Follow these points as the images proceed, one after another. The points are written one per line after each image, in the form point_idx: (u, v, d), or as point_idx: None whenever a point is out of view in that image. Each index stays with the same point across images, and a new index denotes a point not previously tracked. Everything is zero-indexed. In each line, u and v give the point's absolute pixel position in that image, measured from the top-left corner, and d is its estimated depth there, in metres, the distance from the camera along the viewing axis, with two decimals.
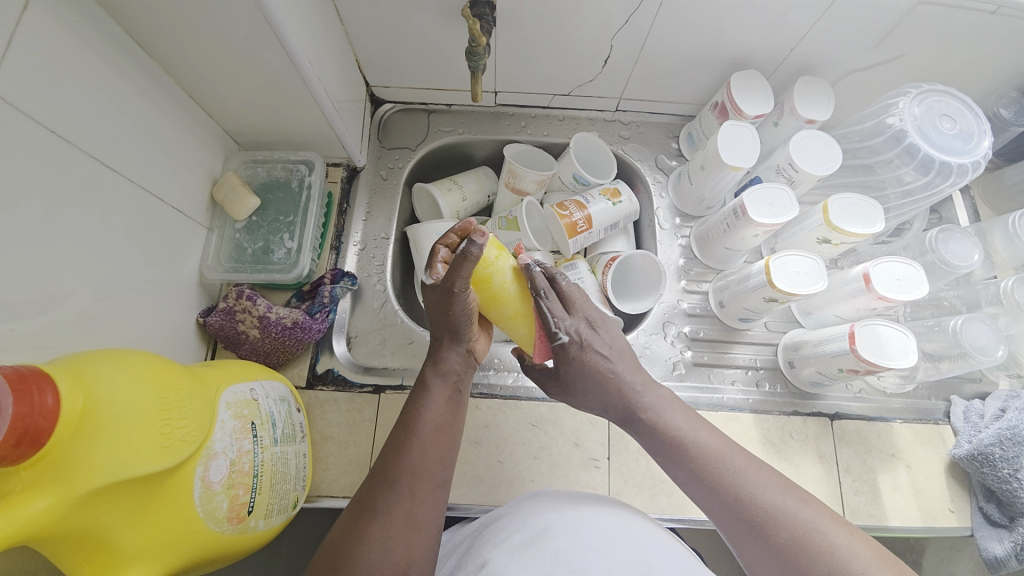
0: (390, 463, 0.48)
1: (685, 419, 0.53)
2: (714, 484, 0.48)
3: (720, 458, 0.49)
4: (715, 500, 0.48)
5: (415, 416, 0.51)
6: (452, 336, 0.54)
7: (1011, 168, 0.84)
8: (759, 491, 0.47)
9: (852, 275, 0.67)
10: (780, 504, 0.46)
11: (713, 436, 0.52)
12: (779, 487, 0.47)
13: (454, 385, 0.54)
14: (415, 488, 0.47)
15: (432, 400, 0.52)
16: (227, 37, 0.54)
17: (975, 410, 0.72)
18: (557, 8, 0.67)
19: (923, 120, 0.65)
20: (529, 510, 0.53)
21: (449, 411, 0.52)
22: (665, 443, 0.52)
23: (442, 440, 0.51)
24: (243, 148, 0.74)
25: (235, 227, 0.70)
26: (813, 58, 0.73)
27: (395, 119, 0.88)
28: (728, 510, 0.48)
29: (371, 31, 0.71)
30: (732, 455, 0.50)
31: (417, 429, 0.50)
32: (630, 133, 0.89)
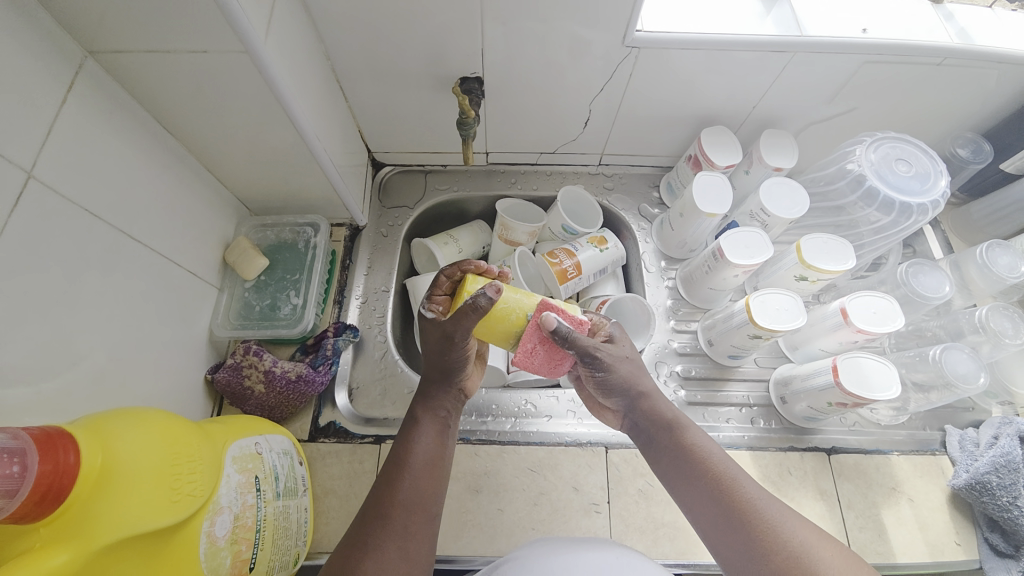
0: (387, 496, 0.51)
1: (707, 442, 0.55)
2: (722, 501, 0.51)
3: (734, 478, 0.52)
4: (718, 518, 0.50)
5: (406, 453, 0.54)
6: (442, 369, 0.57)
7: (976, 203, 0.87)
8: (768, 515, 0.49)
9: (830, 311, 0.71)
10: (797, 537, 0.48)
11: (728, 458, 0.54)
12: (787, 512, 0.50)
13: (444, 425, 0.57)
14: (407, 523, 0.50)
15: (425, 436, 0.55)
16: (244, 120, 0.60)
17: (970, 439, 0.72)
18: (539, 79, 0.75)
19: (879, 164, 0.70)
20: (529, 551, 0.54)
21: (440, 444, 0.56)
22: (691, 459, 0.53)
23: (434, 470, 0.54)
24: (253, 213, 0.79)
25: (244, 287, 0.73)
26: (775, 113, 0.80)
27: (395, 180, 0.94)
28: (732, 530, 0.50)
29: (372, 106, 0.79)
30: (745, 477, 0.52)
31: (410, 462, 0.53)
32: (614, 185, 0.95)
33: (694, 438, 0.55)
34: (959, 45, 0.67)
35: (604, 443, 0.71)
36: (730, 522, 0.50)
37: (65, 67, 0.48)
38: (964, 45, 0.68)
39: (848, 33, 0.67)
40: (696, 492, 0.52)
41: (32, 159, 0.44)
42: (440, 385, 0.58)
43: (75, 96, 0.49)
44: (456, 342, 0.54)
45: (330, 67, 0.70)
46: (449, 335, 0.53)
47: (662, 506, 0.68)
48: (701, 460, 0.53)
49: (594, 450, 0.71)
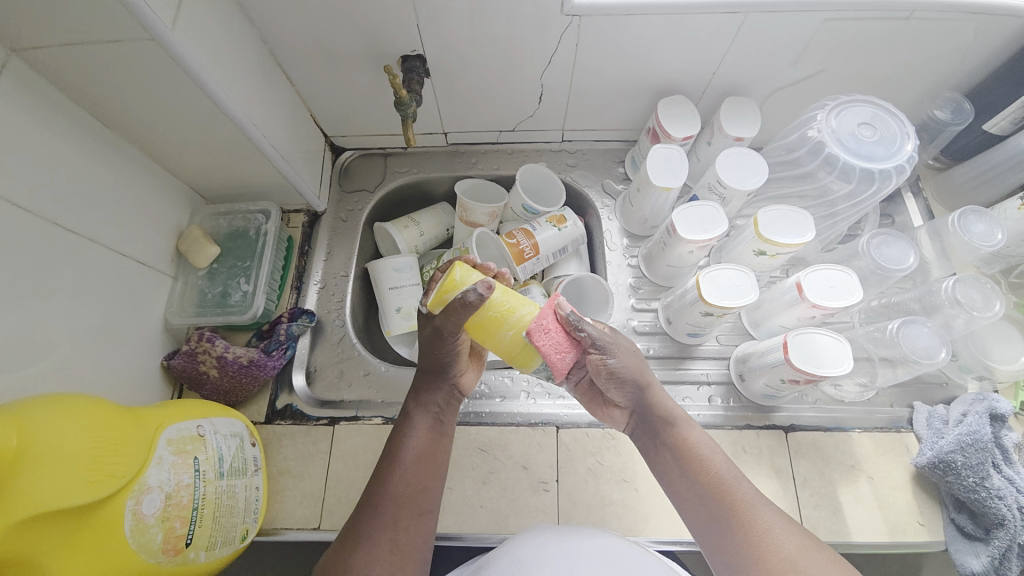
0: (376, 490, 0.53)
1: (702, 440, 0.53)
2: (710, 499, 0.50)
3: (727, 479, 0.51)
4: (703, 514, 0.50)
5: (400, 448, 0.55)
6: (436, 368, 0.59)
7: (959, 167, 0.82)
8: (760, 519, 0.48)
9: (788, 286, 0.68)
10: (785, 549, 0.46)
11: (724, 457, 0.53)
12: (779, 518, 0.48)
13: (439, 419, 0.58)
14: (397, 515, 0.51)
15: (417, 431, 0.56)
16: (177, 108, 0.60)
17: (938, 416, 0.69)
18: (484, 53, 0.72)
19: (839, 132, 0.66)
20: (518, 540, 0.53)
21: (434, 439, 0.57)
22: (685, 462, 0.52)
23: (430, 463, 0.55)
24: (209, 202, 0.80)
25: (198, 275, 0.75)
26: (737, 79, 0.76)
27: (355, 164, 0.94)
28: (718, 528, 0.49)
29: (318, 89, 0.78)
30: (739, 477, 0.51)
31: (401, 456, 0.55)
32: (577, 161, 0.93)
33: (690, 433, 0.53)
34: None
35: (556, 423, 0.71)
36: (715, 519, 0.49)
37: None
38: None
39: None
40: (685, 488, 0.52)
41: None
42: (430, 380, 0.59)
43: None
44: (445, 336, 0.55)
45: (267, 50, 0.70)
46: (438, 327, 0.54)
47: (611, 485, 0.68)
48: (692, 457, 0.52)
49: (545, 430, 0.71)
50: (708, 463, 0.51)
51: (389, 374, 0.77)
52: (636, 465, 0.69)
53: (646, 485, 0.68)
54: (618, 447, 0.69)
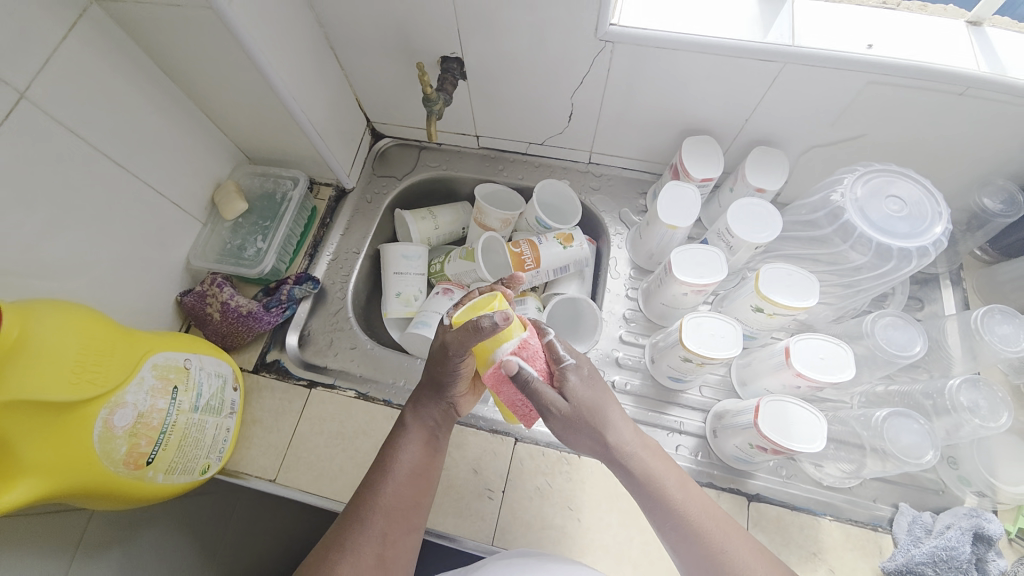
0: (365, 498, 0.55)
1: (669, 472, 0.55)
2: (692, 541, 0.52)
3: (698, 514, 0.53)
4: (689, 555, 0.53)
5: (391, 461, 0.58)
6: (433, 386, 0.60)
7: (1007, 263, 0.75)
8: (740, 559, 0.51)
9: (777, 349, 0.66)
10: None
11: (693, 489, 0.56)
12: (752, 558, 0.52)
13: (433, 436, 0.60)
14: (385, 528, 0.54)
15: (412, 446, 0.59)
16: (228, 74, 0.67)
17: (922, 523, 0.64)
18: (521, 65, 0.74)
19: (865, 200, 0.63)
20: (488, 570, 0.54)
21: (427, 456, 0.59)
22: (653, 495, 0.54)
23: (420, 479, 0.57)
24: (251, 162, 0.88)
25: (224, 226, 0.82)
26: (770, 131, 0.74)
27: (391, 152, 0.99)
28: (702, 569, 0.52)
29: (365, 75, 0.83)
30: (714, 514, 0.54)
31: (394, 469, 0.57)
32: (600, 185, 0.93)
33: (657, 467, 0.55)
34: (985, 73, 0.58)
35: (515, 435, 0.72)
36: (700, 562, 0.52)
37: (70, 10, 0.56)
38: (995, 74, 0.58)
39: (850, 49, 0.60)
40: (666, 529, 0.54)
41: (25, 83, 0.53)
42: (431, 397, 0.61)
43: (76, 35, 0.57)
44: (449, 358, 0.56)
45: (323, 34, 0.75)
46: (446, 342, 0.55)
47: (554, 509, 0.67)
48: (664, 495, 0.53)
49: (502, 439, 0.71)
50: (681, 501, 0.54)
51: (372, 353, 0.80)
52: (584, 495, 0.68)
53: (589, 518, 0.67)
54: (570, 473, 0.69)
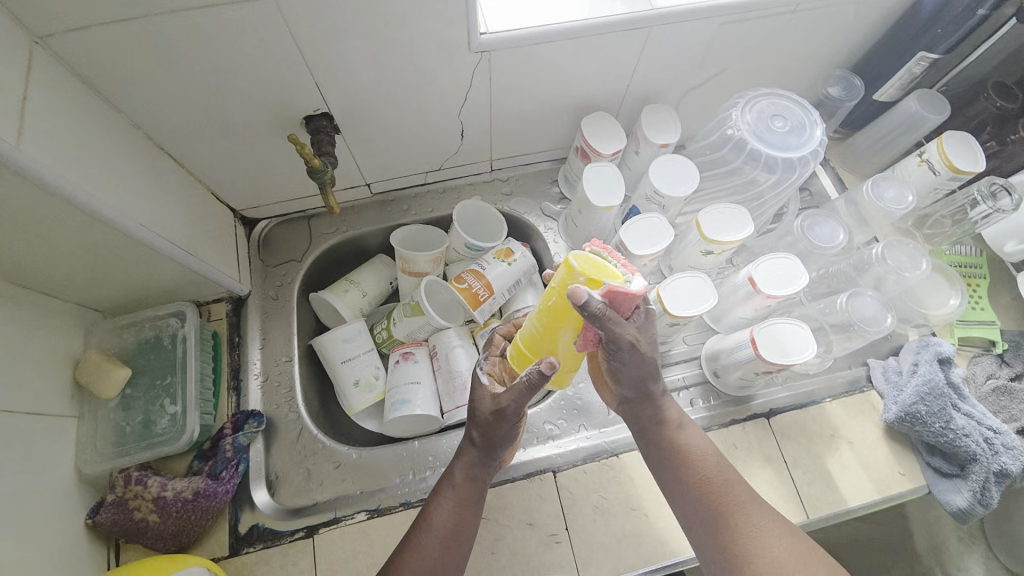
0: (404, 563, 0.52)
1: (705, 447, 0.57)
2: (711, 505, 0.54)
3: (725, 483, 0.55)
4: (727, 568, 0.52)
5: (430, 518, 0.55)
6: (482, 441, 0.56)
7: (857, 135, 0.89)
8: (762, 531, 0.52)
9: (738, 281, 0.71)
10: None
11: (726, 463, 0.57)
12: (773, 530, 0.52)
13: (476, 497, 0.57)
14: None
15: (452, 505, 0.55)
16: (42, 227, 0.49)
17: (892, 368, 0.74)
18: (397, 95, 0.67)
19: (756, 124, 0.69)
20: None
21: (466, 517, 0.55)
22: (709, 505, 0.54)
23: (460, 540, 0.54)
24: (107, 315, 0.68)
25: (109, 406, 0.63)
26: (651, 88, 0.77)
27: (274, 233, 0.85)
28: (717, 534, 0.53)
29: (215, 162, 0.69)
30: (773, 525, 0.53)
31: (434, 527, 0.54)
32: (512, 189, 0.90)
33: (693, 436, 0.57)
34: None
35: (551, 468, 0.68)
36: (715, 526, 0.53)
37: None
38: None
39: None
40: (685, 492, 0.55)
41: None
42: (482, 454, 0.57)
43: None
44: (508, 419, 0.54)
45: (144, 135, 0.61)
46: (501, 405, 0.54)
47: (620, 518, 0.65)
48: (692, 458, 0.56)
49: (541, 478, 0.67)
50: (708, 465, 0.56)
51: (362, 460, 0.70)
52: (640, 491, 0.67)
53: (654, 509, 0.66)
54: (619, 476, 0.68)
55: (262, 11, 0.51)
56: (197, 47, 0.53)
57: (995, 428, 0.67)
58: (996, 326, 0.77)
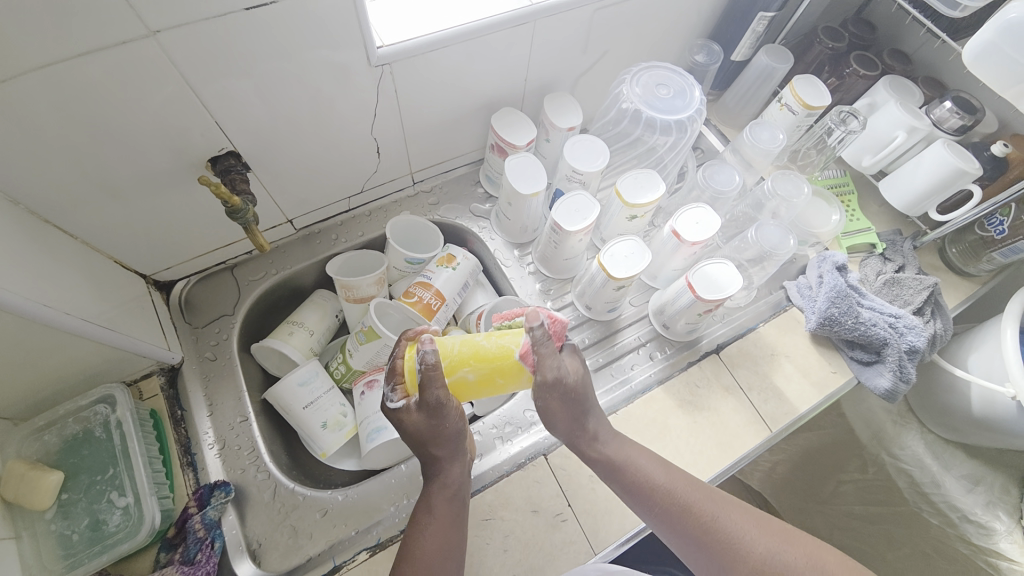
0: None
1: (648, 459, 0.57)
2: (682, 521, 0.54)
3: (682, 497, 0.55)
4: (685, 541, 0.54)
5: (415, 547, 0.52)
6: (444, 448, 0.54)
7: (726, 94, 1.01)
8: (707, 507, 0.54)
9: (667, 235, 0.78)
10: (758, 549, 0.52)
11: (670, 472, 0.57)
12: (738, 517, 0.54)
13: (457, 502, 0.55)
14: None
15: (432, 529, 0.53)
16: None
17: (805, 284, 0.84)
18: (305, 122, 0.67)
19: (645, 95, 0.77)
20: None
21: (451, 530, 0.54)
22: (648, 495, 0.55)
23: (451, 561, 0.52)
24: (15, 422, 0.60)
25: (44, 520, 0.56)
26: (546, 79, 0.82)
27: (195, 293, 0.79)
28: (703, 551, 0.53)
29: (115, 227, 0.64)
30: (704, 491, 0.56)
31: (420, 558, 0.52)
32: (438, 198, 0.92)
33: (635, 457, 0.58)
34: None
35: (541, 452, 0.70)
36: (697, 543, 0.53)
37: None
38: None
39: None
40: (663, 520, 0.55)
41: None
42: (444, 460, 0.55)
43: None
44: (442, 412, 0.51)
45: (22, 211, 0.55)
46: (430, 401, 0.51)
47: None
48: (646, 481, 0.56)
49: (534, 464, 0.69)
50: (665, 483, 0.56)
51: (350, 500, 0.66)
52: None
53: None
54: None
55: (141, 54, 0.49)
56: (73, 105, 0.49)
57: (894, 314, 0.78)
58: (871, 231, 0.91)
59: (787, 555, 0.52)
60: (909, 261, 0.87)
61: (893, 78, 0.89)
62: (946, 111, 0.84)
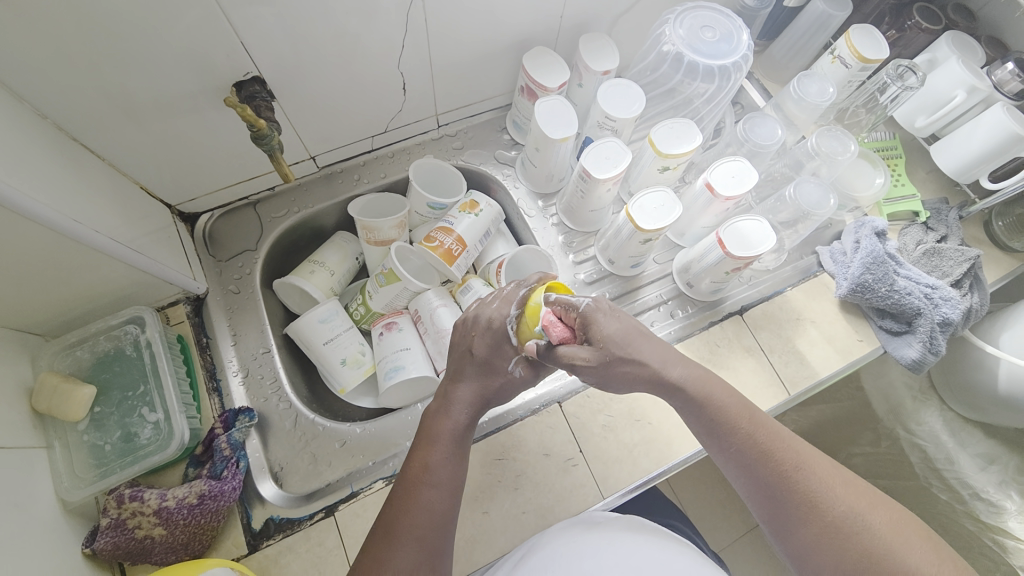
0: (408, 514, 0.50)
1: (731, 400, 0.53)
2: (761, 467, 0.51)
3: (768, 445, 0.51)
4: (759, 484, 0.51)
5: (427, 469, 0.53)
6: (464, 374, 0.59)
7: (773, 45, 0.94)
8: (799, 461, 0.51)
9: (699, 189, 0.75)
10: (841, 509, 0.49)
11: (763, 417, 0.53)
12: (830, 479, 0.50)
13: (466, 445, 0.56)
14: (437, 542, 0.49)
15: (447, 455, 0.54)
16: None
17: (838, 250, 0.81)
18: (332, 53, 0.64)
19: (688, 38, 0.72)
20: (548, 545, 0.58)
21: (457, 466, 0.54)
22: (724, 435, 0.52)
23: (457, 485, 0.53)
24: (49, 337, 0.63)
25: (80, 430, 0.59)
26: (583, 17, 0.77)
27: (218, 226, 0.79)
28: (775, 499, 0.50)
29: (139, 152, 0.64)
30: (795, 445, 0.52)
31: (434, 479, 0.52)
32: (462, 143, 0.89)
33: (723, 398, 0.53)
34: None
35: (555, 400, 0.70)
36: (772, 487, 0.50)
37: None
38: None
39: None
40: (735, 457, 0.52)
41: None
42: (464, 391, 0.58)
43: None
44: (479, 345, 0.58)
45: (50, 125, 0.55)
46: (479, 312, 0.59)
47: (627, 429, 0.69)
48: (733, 421, 0.52)
49: (549, 411, 0.69)
50: (755, 432, 0.52)
51: (368, 433, 0.69)
52: (642, 403, 0.70)
53: (657, 416, 0.70)
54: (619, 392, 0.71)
55: None
56: (96, 16, 0.48)
57: (931, 285, 0.75)
58: (916, 199, 0.86)
59: (870, 521, 0.48)
60: (953, 232, 0.83)
61: (957, 34, 0.83)
62: (1007, 73, 0.79)
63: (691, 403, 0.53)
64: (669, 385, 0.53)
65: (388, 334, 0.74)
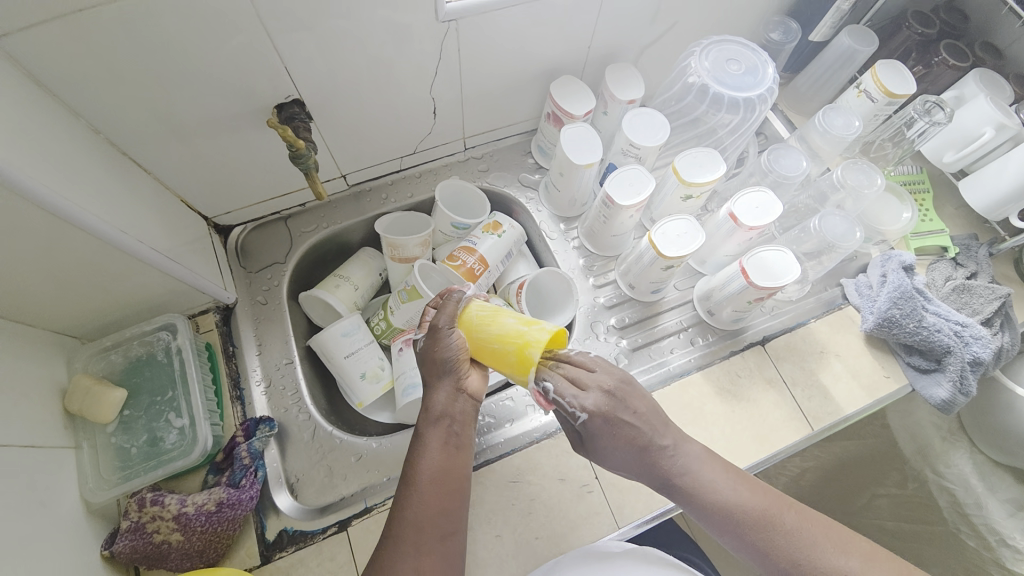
0: (395, 516, 0.51)
1: (720, 475, 0.53)
2: (765, 547, 0.50)
3: (764, 516, 0.51)
4: (768, 561, 0.51)
5: (413, 469, 0.52)
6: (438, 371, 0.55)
7: (798, 78, 0.95)
8: (802, 536, 0.50)
9: (722, 218, 0.75)
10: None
11: (760, 491, 0.53)
12: (838, 550, 0.50)
13: (451, 433, 0.54)
14: (422, 544, 0.49)
15: (430, 448, 0.53)
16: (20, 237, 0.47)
17: (864, 283, 0.80)
18: (370, 80, 0.67)
19: (714, 70, 0.74)
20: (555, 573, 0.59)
21: (447, 456, 0.52)
22: (720, 517, 0.52)
23: (443, 480, 0.51)
24: (86, 340, 0.65)
25: (108, 432, 0.61)
26: (610, 49, 0.80)
27: (251, 239, 0.82)
28: (776, 570, 0.50)
29: (183, 167, 0.67)
30: (795, 516, 0.52)
31: (417, 478, 0.51)
32: (487, 165, 0.91)
33: (714, 480, 0.52)
34: None
35: None
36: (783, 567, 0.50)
37: None
38: None
39: None
40: (737, 537, 0.52)
41: None
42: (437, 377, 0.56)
43: None
44: (440, 333, 0.56)
45: (104, 141, 0.58)
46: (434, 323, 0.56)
47: None
48: (728, 508, 0.51)
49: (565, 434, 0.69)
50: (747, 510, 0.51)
51: (384, 448, 0.69)
52: None
53: None
54: None
55: None
56: (155, 43, 0.51)
57: (961, 322, 0.73)
58: (945, 234, 0.85)
59: None
60: (983, 269, 0.81)
61: (984, 72, 0.82)
62: None
63: (684, 488, 0.53)
64: (661, 475, 0.53)
65: (407, 350, 0.75)
